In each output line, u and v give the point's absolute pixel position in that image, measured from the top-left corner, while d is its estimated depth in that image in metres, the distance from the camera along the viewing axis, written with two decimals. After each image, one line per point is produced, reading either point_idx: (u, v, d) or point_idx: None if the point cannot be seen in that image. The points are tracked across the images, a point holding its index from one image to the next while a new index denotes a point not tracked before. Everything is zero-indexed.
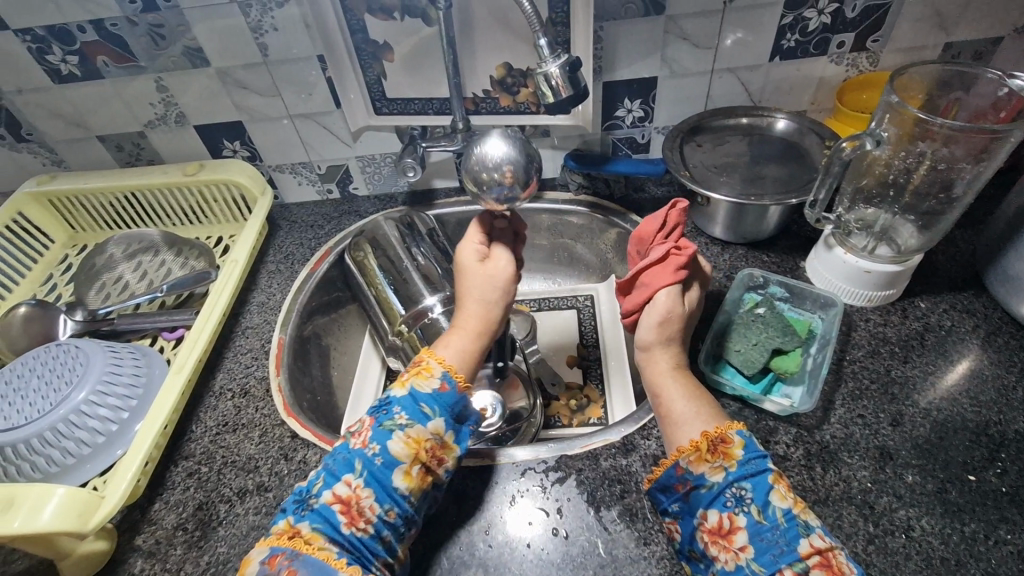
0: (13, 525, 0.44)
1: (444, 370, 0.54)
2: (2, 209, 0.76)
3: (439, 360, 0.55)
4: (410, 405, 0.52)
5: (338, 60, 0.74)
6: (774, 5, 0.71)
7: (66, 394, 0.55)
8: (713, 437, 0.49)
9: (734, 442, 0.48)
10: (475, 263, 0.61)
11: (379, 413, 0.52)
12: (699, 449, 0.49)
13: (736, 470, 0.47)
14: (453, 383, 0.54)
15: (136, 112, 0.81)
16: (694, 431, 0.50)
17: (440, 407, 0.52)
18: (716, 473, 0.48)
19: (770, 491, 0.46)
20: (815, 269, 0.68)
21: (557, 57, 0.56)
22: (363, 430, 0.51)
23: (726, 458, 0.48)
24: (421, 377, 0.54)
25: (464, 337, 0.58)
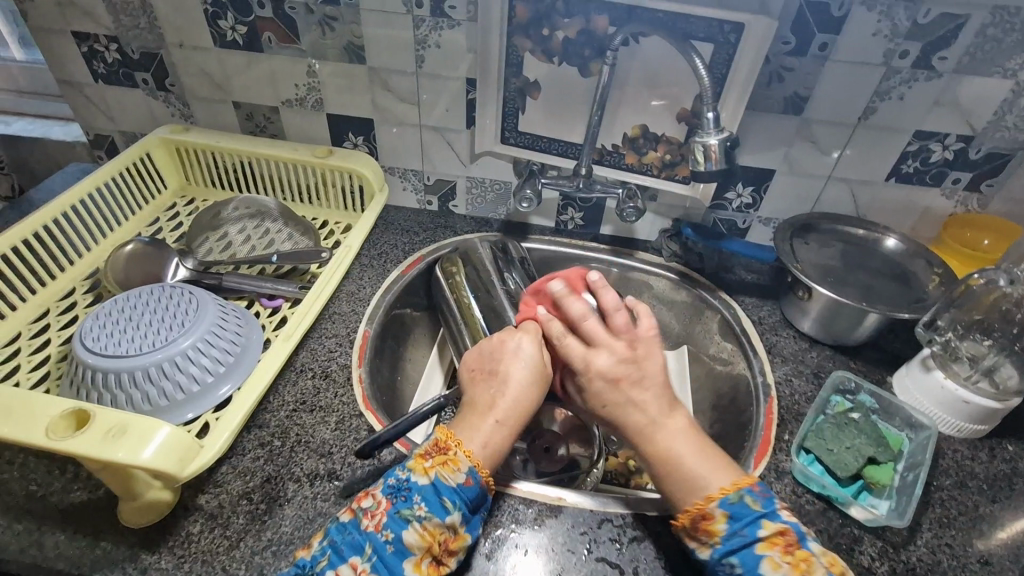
0: (117, 454, 0.43)
1: (471, 466, 0.51)
2: (136, 146, 0.80)
3: (468, 453, 0.51)
4: (430, 494, 0.49)
5: (487, 86, 0.77)
6: (905, 132, 0.74)
7: (175, 338, 0.56)
8: (693, 514, 0.51)
9: (710, 516, 0.50)
10: (530, 359, 0.58)
11: (397, 498, 0.49)
12: (686, 526, 0.51)
13: (721, 547, 0.49)
14: (477, 479, 0.51)
15: (278, 89, 0.84)
16: (680, 500, 0.52)
17: (460, 502, 0.49)
18: (704, 550, 0.50)
19: (757, 564, 0.47)
20: (905, 387, 0.68)
21: (720, 132, 0.59)
22: (376, 511, 0.48)
23: (710, 535, 0.50)
24: (447, 469, 0.50)
25: (485, 420, 0.55)
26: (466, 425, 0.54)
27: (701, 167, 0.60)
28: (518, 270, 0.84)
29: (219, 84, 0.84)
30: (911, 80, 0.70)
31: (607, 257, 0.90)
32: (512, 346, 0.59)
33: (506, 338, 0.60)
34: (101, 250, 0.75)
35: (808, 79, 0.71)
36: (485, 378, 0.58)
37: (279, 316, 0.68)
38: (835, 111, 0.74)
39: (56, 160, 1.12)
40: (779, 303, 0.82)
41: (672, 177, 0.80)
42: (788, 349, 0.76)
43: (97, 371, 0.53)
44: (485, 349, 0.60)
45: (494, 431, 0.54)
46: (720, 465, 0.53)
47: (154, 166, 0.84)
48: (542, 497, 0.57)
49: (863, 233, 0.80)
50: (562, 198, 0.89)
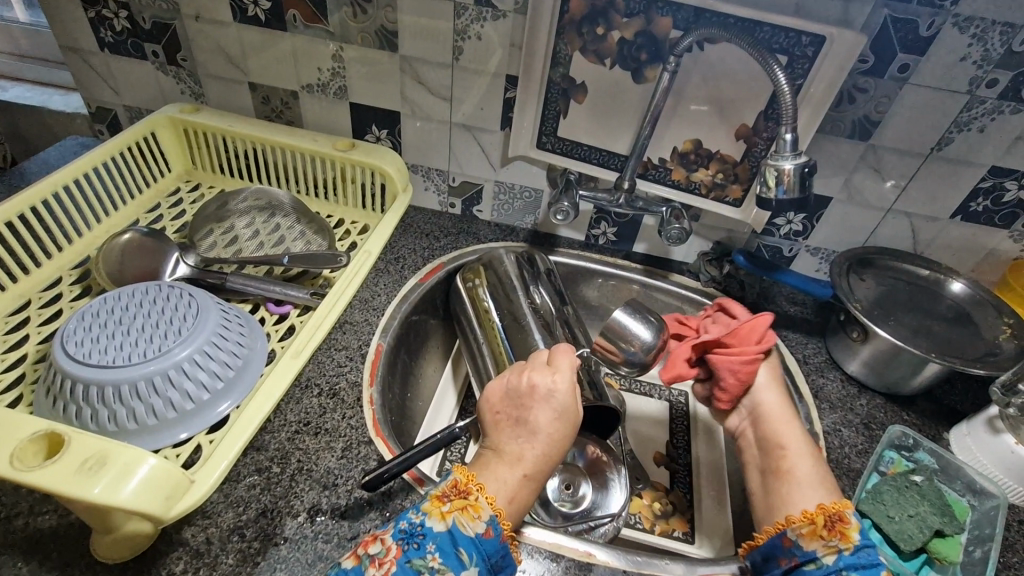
0: (92, 492, 0.37)
1: (494, 513, 0.44)
2: (141, 124, 0.74)
3: (490, 500, 0.45)
4: (446, 545, 0.42)
5: (529, 84, 0.71)
6: (981, 167, 0.68)
7: (170, 347, 0.50)
8: (830, 513, 0.49)
9: (852, 524, 0.48)
10: (564, 406, 0.50)
11: (408, 545, 0.42)
12: (814, 522, 0.49)
13: (849, 556, 0.46)
14: (498, 531, 0.44)
15: (300, 72, 0.77)
16: (810, 501, 0.51)
17: (478, 556, 0.43)
18: (829, 553, 0.47)
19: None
20: (965, 445, 0.62)
21: (796, 156, 0.54)
22: (385, 559, 0.42)
23: (843, 540, 0.47)
24: (465, 516, 0.43)
25: (513, 470, 0.48)
26: (490, 476, 0.47)
27: (772, 194, 0.55)
28: (546, 285, 0.77)
29: (235, 62, 0.78)
30: (995, 112, 0.63)
31: (638, 276, 0.84)
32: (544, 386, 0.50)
33: (534, 376, 0.51)
34: (94, 236, 0.68)
35: (882, 102, 0.65)
36: (512, 423, 0.50)
37: (286, 324, 0.62)
38: (907, 139, 0.67)
39: (54, 131, 1.05)
40: (825, 342, 0.76)
41: (721, 198, 0.74)
42: (835, 394, 0.70)
43: (79, 381, 0.47)
44: (512, 387, 0.52)
45: (521, 484, 0.47)
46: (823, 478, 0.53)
47: (158, 147, 0.77)
48: (569, 551, 0.51)
49: (926, 272, 0.74)
50: (597, 210, 0.83)
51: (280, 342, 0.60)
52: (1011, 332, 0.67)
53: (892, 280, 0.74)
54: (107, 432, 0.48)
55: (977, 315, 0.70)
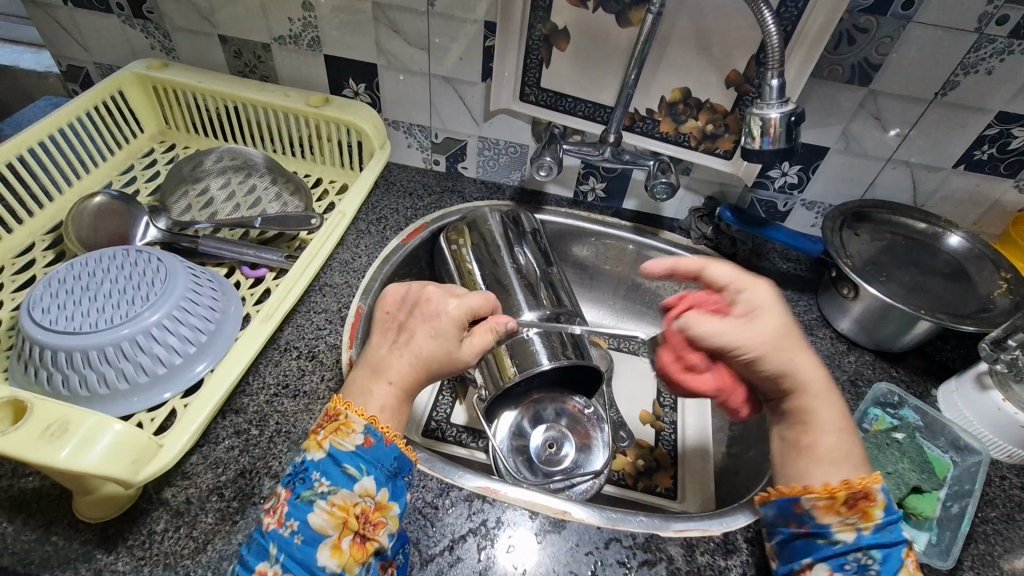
0: (59, 456, 0.38)
1: (367, 423, 0.46)
2: (107, 82, 0.72)
3: (361, 413, 0.46)
4: (328, 467, 0.44)
5: (509, 31, 0.67)
6: (988, 113, 0.64)
7: (137, 311, 0.49)
8: (856, 489, 0.44)
9: (878, 502, 0.44)
10: (444, 330, 0.51)
11: (295, 483, 0.43)
12: (835, 497, 0.44)
13: (868, 535, 0.43)
14: (379, 435, 0.46)
15: (271, 23, 0.73)
16: (835, 475, 0.45)
17: (367, 467, 0.44)
18: (846, 530, 0.44)
19: (899, 563, 0.42)
20: (952, 401, 0.61)
21: (783, 104, 0.51)
22: (278, 505, 0.43)
23: (864, 517, 0.44)
24: (340, 434, 0.45)
25: (388, 387, 0.48)
26: (368, 393, 0.48)
27: (757, 144, 0.52)
28: (530, 245, 0.75)
29: (202, 13, 0.74)
30: (1007, 51, 0.59)
31: (627, 233, 0.81)
32: (437, 316, 0.51)
33: (433, 293, 0.53)
34: (66, 200, 0.67)
35: (884, 43, 0.61)
36: (396, 328, 0.53)
37: (261, 288, 0.61)
38: (910, 83, 0.63)
39: (28, 92, 1.03)
40: (816, 299, 0.74)
41: (710, 150, 0.71)
42: (823, 352, 0.69)
43: (48, 348, 0.47)
44: (409, 292, 0.55)
45: (389, 394, 0.48)
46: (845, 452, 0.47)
47: (127, 105, 0.75)
48: (545, 509, 0.52)
49: (924, 226, 0.71)
50: (584, 165, 0.80)
51: (256, 304, 0.59)
52: (1008, 287, 0.65)
53: (888, 235, 0.72)
54: (81, 398, 0.48)
55: (974, 269, 0.68)
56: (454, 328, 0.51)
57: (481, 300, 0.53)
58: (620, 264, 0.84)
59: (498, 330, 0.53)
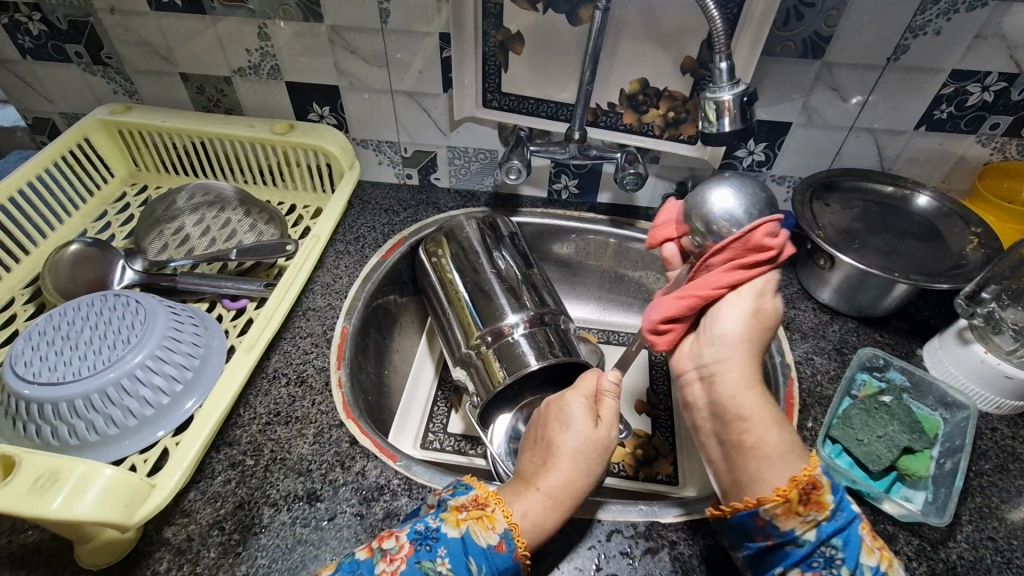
0: (51, 507, 0.38)
1: (508, 527, 0.44)
2: (72, 131, 0.72)
3: (508, 513, 0.45)
4: (457, 552, 0.43)
5: (464, 41, 0.68)
6: (942, 72, 0.65)
7: (120, 355, 0.50)
8: (804, 485, 0.43)
9: (825, 489, 0.43)
10: (578, 426, 0.51)
11: (421, 546, 0.43)
12: (788, 500, 0.43)
13: (826, 526, 0.43)
14: (512, 546, 0.44)
15: (229, 56, 0.73)
16: (782, 475, 0.44)
17: (487, 569, 0.43)
18: (807, 529, 0.43)
19: (860, 544, 0.43)
20: (936, 358, 0.62)
21: (734, 85, 0.51)
22: (398, 556, 0.43)
23: (819, 510, 0.43)
24: (480, 526, 0.44)
25: (533, 496, 0.47)
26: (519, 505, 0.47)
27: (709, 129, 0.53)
28: (509, 248, 0.75)
29: (160, 53, 0.74)
30: (951, 11, 0.60)
31: (605, 227, 0.82)
32: (567, 413, 0.52)
33: (557, 400, 0.54)
34: (42, 252, 0.68)
35: (832, 15, 0.62)
36: (535, 449, 0.52)
37: (243, 319, 0.61)
38: (862, 51, 0.64)
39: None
40: (796, 272, 0.75)
41: (676, 137, 0.72)
42: (807, 324, 0.69)
43: (33, 402, 0.48)
44: (536, 417, 0.55)
45: (537, 503, 0.47)
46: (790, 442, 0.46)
47: (95, 152, 0.75)
48: None
49: (892, 189, 0.73)
50: (554, 164, 0.81)
51: (239, 336, 0.60)
52: (979, 241, 0.66)
53: (859, 202, 0.72)
54: (71, 448, 0.48)
55: (945, 228, 0.69)
56: (585, 414, 0.51)
57: (591, 380, 0.55)
58: (602, 258, 0.85)
59: (614, 392, 0.54)
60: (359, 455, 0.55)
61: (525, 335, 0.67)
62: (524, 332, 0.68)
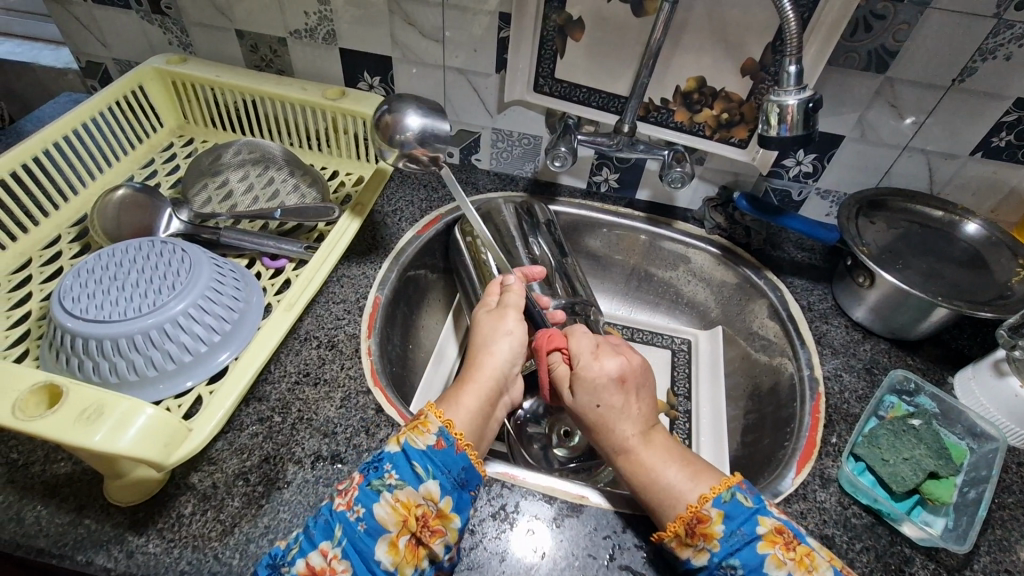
0: (94, 440, 0.39)
1: (443, 426, 0.48)
2: (127, 77, 0.73)
3: (438, 415, 0.49)
4: (401, 462, 0.46)
5: (522, 23, 0.67)
6: (1006, 99, 0.63)
7: (165, 300, 0.50)
8: (688, 519, 0.47)
9: (711, 518, 0.46)
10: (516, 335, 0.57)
11: (370, 470, 0.46)
12: (677, 534, 0.47)
13: (719, 550, 0.45)
14: (450, 441, 0.48)
15: (286, 17, 0.73)
16: (671, 512, 0.48)
17: (432, 467, 0.46)
18: (700, 557, 0.46)
19: (762, 560, 0.44)
20: (968, 388, 0.61)
21: (801, 90, 0.51)
22: (349, 488, 0.45)
23: (706, 539, 0.46)
24: (416, 433, 0.47)
25: (475, 396, 0.53)
26: (454, 403, 0.52)
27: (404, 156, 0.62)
28: (544, 236, 0.75)
29: (219, 8, 0.74)
30: None
31: (641, 224, 0.81)
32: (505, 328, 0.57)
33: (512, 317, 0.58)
34: (89, 194, 0.69)
35: (901, 30, 0.60)
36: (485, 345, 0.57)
37: (281, 279, 0.62)
38: (927, 69, 0.63)
39: (46, 88, 1.04)
40: (832, 288, 0.74)
41: (725, 140, 0.71)
42: (839, 340, 0.69)
43: (78, 337, 0.49)
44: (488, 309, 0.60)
45: (470, 412, 0.51)
46: (698, 472, 0.50)
47: (147, 100, 0.76)
48: (561, 493, 0.53)
49: (940, 214, 0.71)
50: (598, 156, 0.80)
51: (276, 295, 0.61)
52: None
53: (904, 223, 0.71)
54: (111, 385, 0.50)
55: (991, 258, 0.68)
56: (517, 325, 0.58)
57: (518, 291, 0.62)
58: (635, 254, 0.85)
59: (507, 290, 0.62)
60: (384, 423, 0.56)
61: None
62: (554, 320, 0.67)
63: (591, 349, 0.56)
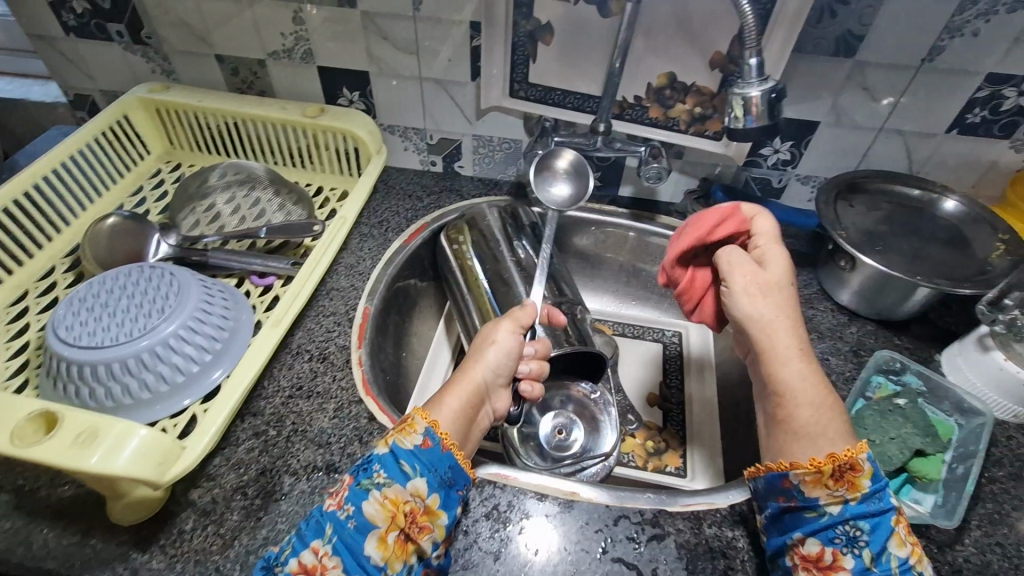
0: (90, 462, 0.41)
1: (428, 426, 0.48)
2: (112, 107, 0.74)
3: (424, 415, 0.49)
4: (389, 461, 0.46)
5: (494, 30, 0.68)
6: (976, 75, 0.64)
7: (155, 323, 0.52)
8: (841, 462, 0.44)
9: (863, 472, 0.44)
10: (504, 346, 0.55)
11: (358, 471, 0.46)
12: (821, 471, 0.45)
13: (855, 506, 0.44)
14: (437, 440, 0.47)
15: (263, 39, 0.75)
16: (816, 451, 0.46)
17: (420, 465, 0.46)
18: (833, 504, 0.44)
19: (889, 532, 0.43)
20: (954, 364, 0.62)
21: (763, 82, 0.51)
22: (340, 489, 0.46)
23: (850, 489, 0.44)
24: (403, 434, 0.47)
25: (455, 398, 0.51)
26: (438, 405, 0.51)
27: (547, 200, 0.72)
28: (529, 238, 0.76)
29: (198, 35, 0.76)
30: (990, 12, 0.59)
31: (625, 221, 0.82)
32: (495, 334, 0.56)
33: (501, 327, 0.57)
34: (81, 224, 0.70)
35: (866, 14, 0.61)
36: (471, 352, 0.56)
37: (270, 296, 0.63)
38: (895, 51, 0.64)
39: (38, 123, 1.07)
40: (816, 273, 0.75)
41: (700, 133, 0.72)
42: (825, 324, 0.69)
43: (73, 364, 0.50)
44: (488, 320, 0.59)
45: (454, 412, 0.50)
46: (826, 412, 0.48)
47: (133, 129, 0.78)
48: (553, 491, 0.54)
49: (919, 193, 0.72)
50: None
51: (266, 312, 0.62)
52: (1005, 248, 0.65)
53: (885, 204, 0.72)
54: (107, 409, 0.51)
55: (972, 233, 0.68)
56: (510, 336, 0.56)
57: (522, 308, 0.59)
58: (621, 251, 0.85)
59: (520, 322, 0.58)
60: (376, 431, 0.57)
61: (541, 323, 0.68)
62: (540, 321, 0.68)
63: (751, 287, 0.53)
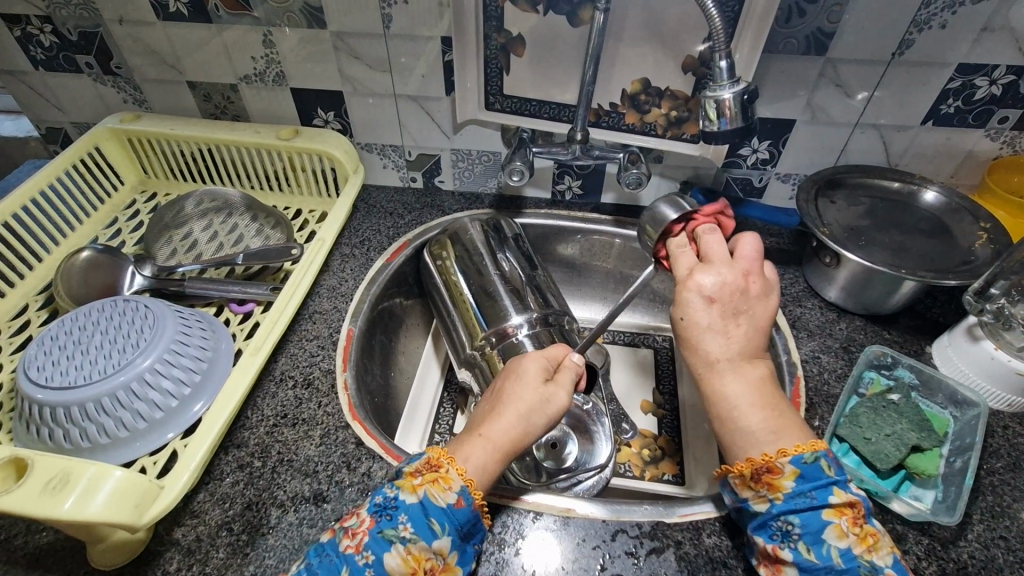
0: (62, 508, 0.39)
1: (464, 485, 0.46)
2: (82, 140, 0.73)
3: (463, 473, 0.46)
4: (418, 515, 0.44)
5: (465, 45, 0.68)
6: (947, 66, 0.64)
7: (130, 358, 0.51)
8: (759, 466, 0.45)
9: (784, 473, 0.44)
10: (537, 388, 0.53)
11: (382, 516, 0.44)
12: (743, 474, 0.46)
13: (782, 504, 0.44)
14: (470, 500, 0.46)
15: (234, 64, 0.74)
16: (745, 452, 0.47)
17: (450, 526, 0.44)
18: (760, 503, 0.45)
19: (823, 526, 0.43)
20: (946, 356, 0.61)
21: (735, 83, 0.51)
22: (360, 531, 0.44)
23: (772, 490, 0.44)
24: (437, 488, 0.45)
25: (486, 444, 0.49)
26: (469, 449, 0.49)
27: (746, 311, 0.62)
28: (513, 250, 0.75)
29: (168, 62, 0.75)
30: (956, 4, 0.60)
31: (609, 228, 0.82)
32: (521, 369, 0.54)
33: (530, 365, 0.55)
34: (54, 259, 0.69)
35: (834, 11, 0.61)
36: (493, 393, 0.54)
37: (250, 322, 0.62)
38: (866, 47, 0.64)
39: (12, 158, 1.05)
40: (802, 270, 0.74)
41: (678, 136, 0.71)
42: (814, 322, 0.69)
43: (46, 406, 0.49)
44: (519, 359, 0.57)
45: (487, 455, 0.49)
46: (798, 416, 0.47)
47: (105, 160, 0.77)
48: (548, 508, 0.53)
49: (898, 185, 0.72)
50: (557, 165, 0.81)
51: (246, 339, 0.61)
52: (988, 237, 0.65)
53: (865, 199, 0.72)
54: (83, 450, 0.49)
55: (953, 224, 0.68)
56: (539, 373, 0.54)
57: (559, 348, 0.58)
58: (607, 258, 0.85)
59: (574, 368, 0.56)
60: (364, 457, 0.56)
61: (529, 335, 0.68)
62: (528, 333, 0.68)
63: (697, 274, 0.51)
